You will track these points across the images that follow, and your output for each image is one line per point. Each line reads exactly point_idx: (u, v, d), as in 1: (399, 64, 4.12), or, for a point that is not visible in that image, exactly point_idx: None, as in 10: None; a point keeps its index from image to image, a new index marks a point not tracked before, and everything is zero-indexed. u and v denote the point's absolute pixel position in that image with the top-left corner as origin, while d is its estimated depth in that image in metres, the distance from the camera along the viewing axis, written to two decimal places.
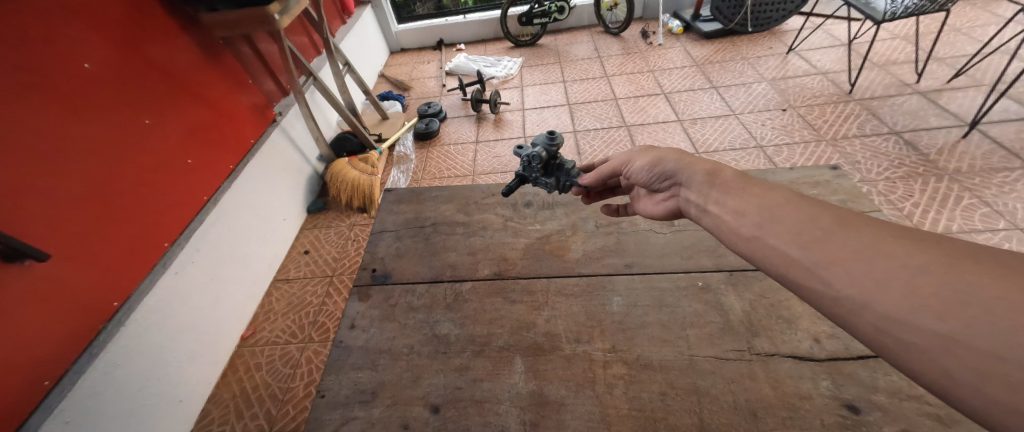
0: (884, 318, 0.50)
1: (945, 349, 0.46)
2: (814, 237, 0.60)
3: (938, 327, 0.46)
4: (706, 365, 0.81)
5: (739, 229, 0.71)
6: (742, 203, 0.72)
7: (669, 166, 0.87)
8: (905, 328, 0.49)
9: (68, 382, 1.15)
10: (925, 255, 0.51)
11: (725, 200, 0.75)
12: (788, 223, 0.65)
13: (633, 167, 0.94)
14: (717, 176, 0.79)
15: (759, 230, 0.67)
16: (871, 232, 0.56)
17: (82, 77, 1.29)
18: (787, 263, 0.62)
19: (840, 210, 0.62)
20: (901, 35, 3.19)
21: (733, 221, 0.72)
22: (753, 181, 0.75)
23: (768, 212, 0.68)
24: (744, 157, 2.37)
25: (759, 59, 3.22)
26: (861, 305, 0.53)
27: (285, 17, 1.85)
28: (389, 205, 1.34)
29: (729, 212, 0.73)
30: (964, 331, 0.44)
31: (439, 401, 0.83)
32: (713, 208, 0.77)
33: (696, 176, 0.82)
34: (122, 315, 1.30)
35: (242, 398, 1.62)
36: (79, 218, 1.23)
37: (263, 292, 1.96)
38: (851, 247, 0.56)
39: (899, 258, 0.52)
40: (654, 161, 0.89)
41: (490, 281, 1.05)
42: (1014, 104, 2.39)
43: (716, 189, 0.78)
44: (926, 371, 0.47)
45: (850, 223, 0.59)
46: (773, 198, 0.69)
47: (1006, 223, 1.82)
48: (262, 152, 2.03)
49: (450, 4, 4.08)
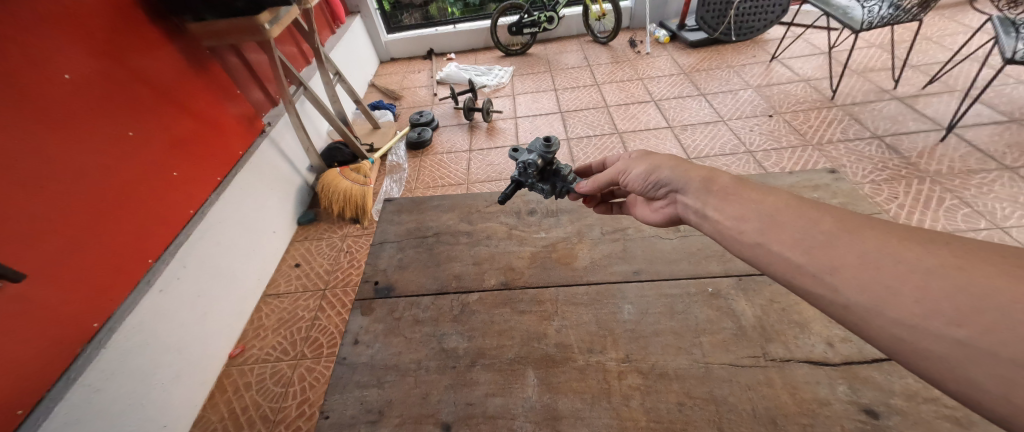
0: (899, 325, 0.50)
1: (965, 356, 0.45)
2: (818, 242, 0.60)
3: (955, 333, 0.46)
4: (722, 372, 0.81)
5: (741, 235, 0.70)
6: (742, 209, 0.71)
7: (666, 175, 0.85)
8: (921, 335, 0.49)
9: (43, 409, 1.08)
10: (935, 257, 0.51)
11: (724, 206, 0.74)
12: (790, 228, 0.64)
13: (629, 174, 0.91)
14: (715, 182, 0.78)
15: (762, 236, 0.67)
16: (877, 235, 0.56)
17: (61, 89, 1.24)
18: (792, 268, 0.62)
19: (843, 212, 0.62)
20: (877, 44, 3.32)
21: (735, 227, 0.71)
22: (752, 186, 0.74)
23: (769, 218, 0.67)
24: (734, 162, 2.41)
25: (744, 67, 3.30)
26: (873, 313, 0.53)
27: (275, 26, 1.82)
28: (390, 215, 1.31)
29: (729, 218, 0.72)
30: (983, 337, 0.44)
31: (451, 418, 0.80)
32: (713, 216, 0.75)
33: (692, 184, 0.80)
34: (102, 337, 1.24)
35: (231, 420, 1.55)
36: (56, 234, 1.17)
37: (251, 308, 1.89)
38: (859, 252, 0.56)
39: (909, 262, 0.52)
40: (651, 169, 0.87)
41: (497, 292, 1.03)
42: (985, 108, 2.49)
43: (715, 196, 0.76)
44: (953, 379, 0.47)
45: (853, 227, 0.59)
46: (774, 203, 0.69)
47: (987, 223, 1.87)
48: (251, 163, 1.98)
49: (438, 15, 4.09)
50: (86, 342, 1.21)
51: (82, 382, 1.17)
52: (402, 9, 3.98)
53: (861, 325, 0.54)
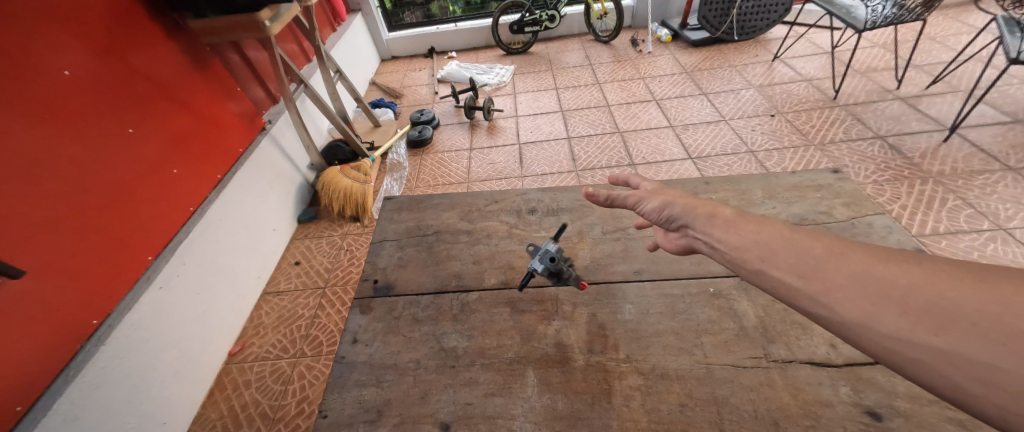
0: (891, 338, 0.48)
1: (949, 364, 0.44)
2: (810, 266, 0.58)
3: (935, 342, 0.46)
4: (724, 373, 0.80)
5: (741, 263, 0.65)
6: (740, 239, 0.67)
7: (678, 210, 0.78)
8: (908, 345, 0.47)
9: (43, 406, 1.08)
10: (909, 274, 0.51)
11: (725, 237, 0.69)
12: (784, 254, 0.61)
13: (640, 209, 0.83)
14: (718, 216, 0.73)
15: (761, 264, 0.63)
16: (861, 258, 0.56)
17: (60, 86, 1.23)
18: (790, 291, 0.58)
19: (826, 237, 0.61)
20: (880, 44, 3.30)
21: (735, 257, 0.66)
22: (750, 218, 0.70)
23: (766, 246, 0.64)
24: (735, 162, 2.40)
25: (746, 67, 3.28)
26: (862, 327, 0.51)
27: (275, 24, 1.81)
28: (389, 213, 1.31)
29: (730, 248, 0.67)
30: (962, 345, 0.44)
31: (450, 418, 0.79)
32: (717, 244, 0.70)
33: (696, 218, 0.74)
34: (100, 334, 1.24)
35: (231, 418, 1.55)
36: (55, 231, 1.16)
37: (251, 306, 1.89)
38: (845, 272, 0.55)
39: (889, 280, 0.52)
40: (664, 203, 0.79)
41: (498, 291, 1.02)
42: (989, 109, 2.47)
43: (719, 227, 0.71)
44: (936, 380, 0.45)
45: (838, 249, 0.58)
46: (769, 233, 0.66)
47: (990, 224, 1.86)
48: (252, 161, 1.98)
49: (440, 13, 4.07)
50: (86, 339, 1.22)
51: (82, 380, 1.17)
52: (403, 7, 3.97)
53: None
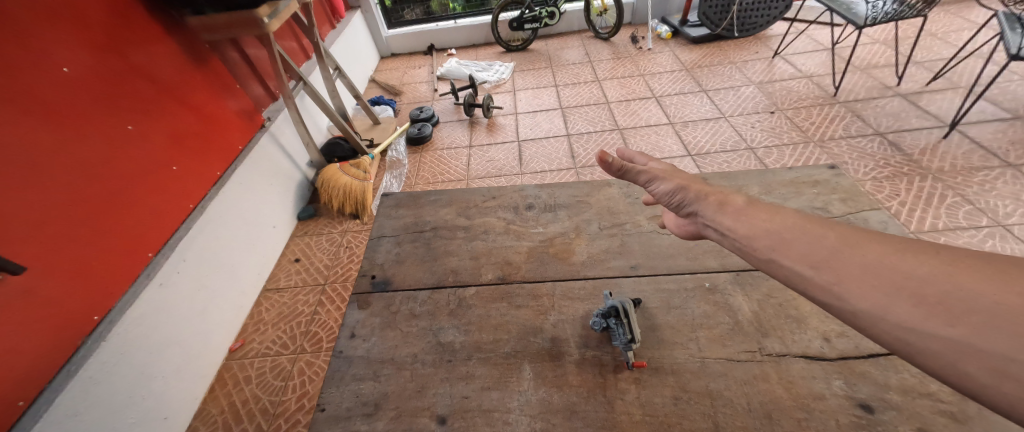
0: (900, 328, 0.48)
1: (960, 354, 0.44)
2: (823, 256, 0.58)
3: (948, 332, 0.45)
4: (718, 367, 0.81)
5: (752, 251, 0.67)
6: (752, 228, 0.68)
7: (690, 195, 0.79)
8: (917, 336, 0.47)
9: (45, 400, 1.09)
10: (927, 265, 0.50)
11: (735, 226, 0.70)
12: (797, 244, 0.62)
13: (652, 188, 0.82)
14: (729, 205, 0.74)
15: (773, 253, 0.63)
16: (875, 248, 0.55)
17: (59, 82, 1.24)
18: (802, 281, 0.59)
19: (844, 228, 0.61)
20: (881, 40, 3.29)
21: (746, 245, 0.68)
22: (763, 207, 0.71)
23: (778, 235, 0.65)
24: (735, 159, 2.40)
25: (746, 63, 3.27)
26: (874, 318, 0.51)
27: (274, 20, 1.82)
28: (387, 210, 1.31)
29: (739, 237, 0.69)
30: (974, 336, 0.43)
31: (446, 411, 0.80)
32: (726, 232, 0.72)
33: (708, 206, 0.76)
34: (101, 330, 1.25)
35: (231, 413, 1.56)
36: (56, 227, 1.17)
37: (251, 302, 1.90)
38: (859, 263, 0.55)
39: (906, 272, 0.51)
40: (679, 187, 0.79)
41: (495, 286, 1.03)
42: (989, 105, 2.47)
43: (729, 216, 0.72)
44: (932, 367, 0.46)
45: (854, 240, 0.58)
46: (782, 221, 0.66)
47: (989, 220, 1.86)
48: (251, 158, 1.98)
49: (439, 10, 4.06)
50: (87, 335, 1.23)
51: (83, 375, 1.18)
52: (403, 4, 3.97)
53: (853, 318, 0.53)
